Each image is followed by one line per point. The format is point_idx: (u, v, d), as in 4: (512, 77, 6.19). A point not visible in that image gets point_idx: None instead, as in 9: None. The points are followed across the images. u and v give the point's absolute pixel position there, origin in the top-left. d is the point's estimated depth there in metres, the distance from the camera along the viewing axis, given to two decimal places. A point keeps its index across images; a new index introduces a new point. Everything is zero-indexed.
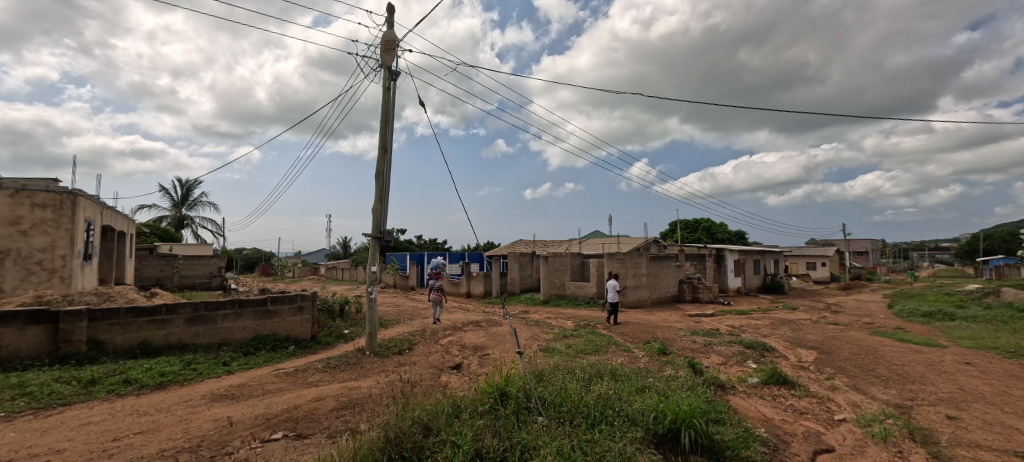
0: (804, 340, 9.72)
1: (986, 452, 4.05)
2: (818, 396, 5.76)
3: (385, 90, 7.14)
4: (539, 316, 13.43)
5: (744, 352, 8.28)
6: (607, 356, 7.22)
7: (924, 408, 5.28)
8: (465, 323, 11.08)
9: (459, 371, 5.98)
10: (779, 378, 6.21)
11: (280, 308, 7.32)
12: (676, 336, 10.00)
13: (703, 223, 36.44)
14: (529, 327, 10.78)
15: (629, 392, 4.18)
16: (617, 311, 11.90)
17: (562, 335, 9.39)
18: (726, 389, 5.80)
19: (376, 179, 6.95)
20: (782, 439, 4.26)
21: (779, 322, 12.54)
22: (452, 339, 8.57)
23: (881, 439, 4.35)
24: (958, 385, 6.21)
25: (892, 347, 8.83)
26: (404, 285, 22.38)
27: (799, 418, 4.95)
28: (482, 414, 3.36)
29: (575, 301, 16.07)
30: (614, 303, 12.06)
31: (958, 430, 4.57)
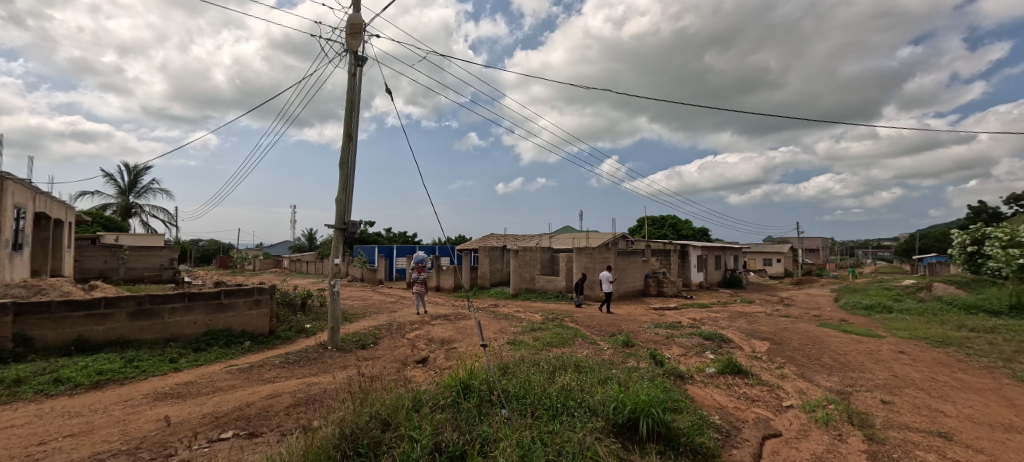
0: (758, 332, 10.26)
1: (914, 433, 4.40)
2: (769, 384, 6.08)
3: (350, 75, 6.88)
4: (509, 309, 13.50)
5: (703, 343, 8.63)
6: (574, 348, 7.34)
7: (862, 394, 5.68)
8: (433, 317, 10.95)
9: (424, 365, 5.92)
10: (734, 367, 6.51)
11: (235, 301, 6.98)
12: (640, 328, 10.30)
13: (669, 219, 37.69)
14: (497, 320, 10.83)
15: (591, 383, 4.26)
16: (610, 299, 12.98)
17: (530, 328, 9.45)
18: (685, 378, 6.03)
19: (341, 168, 6.72)
20: (733, 425, 4.47)
21: (736, 315, 13.16)
22: (419, 333, 8.46)
23: (823, 424, 4.64)
24: (894, 372, 6.69)
25: (836, 338, 9.45)
26: (371, 279, 21.72)
27: (750, 405, 5.21)
28: (443, 408, 3.33)
29: (544, 296, 16.25)
30: (608, 292, 12.95)
31: (891, 414, 4.95)
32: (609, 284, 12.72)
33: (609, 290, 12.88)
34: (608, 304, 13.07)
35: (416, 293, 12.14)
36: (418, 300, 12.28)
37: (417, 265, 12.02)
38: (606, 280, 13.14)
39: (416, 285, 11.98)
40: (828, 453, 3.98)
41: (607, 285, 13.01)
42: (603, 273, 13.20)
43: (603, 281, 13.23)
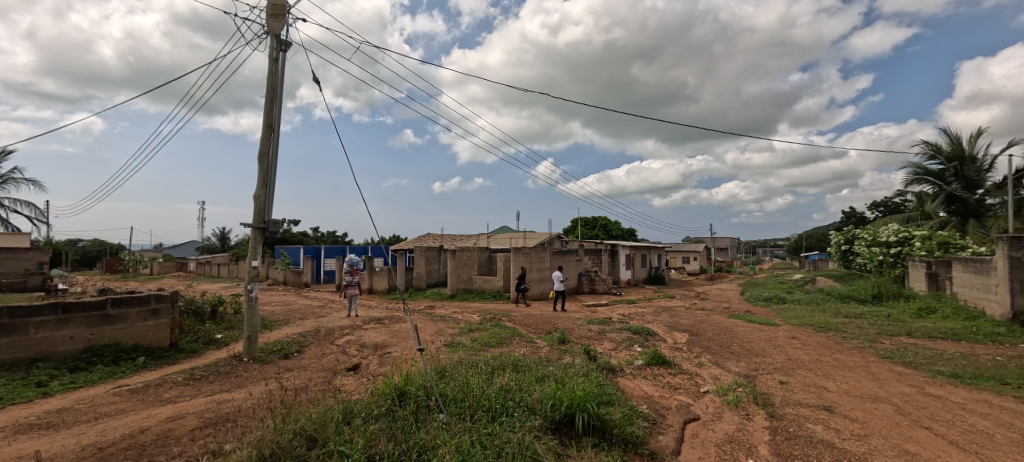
0: (678, 324, 11.11)
1: (805, 408, 5.00)
2: (689, 372, 6.59)
3: (271, 60, 6.31)
4: (446, 310, 13.26)
5: (631, 337, 9.14)
6: (511, 347, 7.39)
7: (765, 376, 6.37)
8: (365, 321, 10.43)
9: (355, 372, 5.60)
10: (658, 359, 6.96)
11: (126, 311, 6.08)
12: (574, 325, 10.65)
13: (600, 220, 39.59)
14: (433, 322, 10.60)
15: (529, 381, 4.30)
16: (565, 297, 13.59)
17: (468, 329, 9.36)
18: (616, 371, 6.33)
19: (259, 161, 6.13)
20: (659, 413, 4.78)
21: (660, 309, 14.16)
22: (350, 338, 8.00)
23: (734, 405, 5.13)
24: (789, 356, 7.59)
25: (743, 327, 10.54)
26: (295, 282, 20.17)
27: (674, 393, 5.60)
28: (377, 418, 3.15)
29: (482, 296, 16.22)
30: (561, 291, 13.45)
31: (787, 392, 5.60)
32: (563, 283, 13.08)
33: (561, 289, 13.35)
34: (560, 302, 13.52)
35: (349, 297, 11.53)
36: (350, 303, 11.64)
37: (349, 267, 11.31)
38: (557, 279, 13.57)
39: (347, 288, 11.36)
40: (738, 432, 4.39)
41: (558, 285, 13.45)
42: (555, 273, 13.70)
43: (554, 281, 13.71)
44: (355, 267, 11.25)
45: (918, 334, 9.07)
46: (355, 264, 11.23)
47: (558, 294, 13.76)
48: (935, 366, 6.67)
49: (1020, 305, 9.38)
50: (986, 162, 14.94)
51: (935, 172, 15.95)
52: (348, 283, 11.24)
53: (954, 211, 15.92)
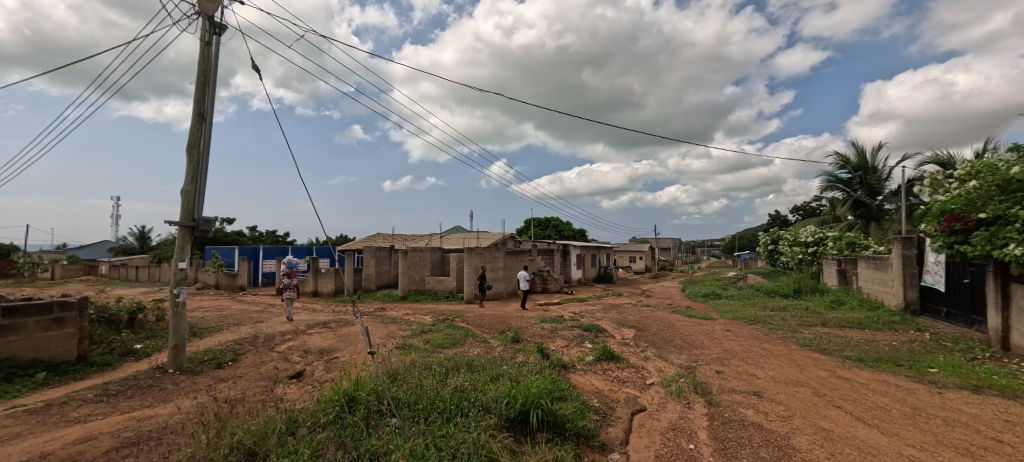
0: (626, 321, 11.59)
1: (738, 394, 5.42)
2: (636, 366, 6.90)
3: (203, 44, 5.81)
4: (397, 313, 12.92)
5: (582, 334, 9.41)
6: (465, 348, 7.34)
7: (704, 367, 6.81)
8: (309, 325, 9.91)
9: (298, 380, 5.30)
10: (608, 354, 7.23)
11: (22, 321, 5.34)
12: (527, 324, 10.77)
13: (553, 221, 40.40)
14: (384, 325, 10.29)
15: (483, 381, 4.30)
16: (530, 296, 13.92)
17: (419, 330, 9.17)
18: (568, 368, 6.48)
19: (188, 153, 5.64)
20: (609, 405, 4.97)
21: (609, 307, 14.70)
22: (292, 344, 7.57)
23: (676, 395, 5.44)
24: (724, 347, 8.17)
25: (684, 322, 11.20)
26: (230, 286, 18.71)
27: (622, 386, 5.84)
28: (324, 426, 3.01)
29: (434, 297, 15.96)
30: (527, 290, 13.83)
31: (722, 381, 6.04)
32: (528, 282, 13.49)
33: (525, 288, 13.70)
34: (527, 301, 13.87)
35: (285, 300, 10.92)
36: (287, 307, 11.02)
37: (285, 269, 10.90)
38: (523, 279, 13.93)
39: (284, 291, 10.77)
40: (680, 420, 4.66)
41: (523, 284, 13.81)
42: (521, 273, 14.00)
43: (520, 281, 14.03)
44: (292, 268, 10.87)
45: (831, 324, 10.12)
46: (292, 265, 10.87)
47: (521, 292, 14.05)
48: (845, 352, 7.48)
49: (911, 296, 10.75)
50: (885, 172, 16.94)
51: (845, 180, 17.78)
52: (286, 285, 10.69)
53: (860, 215, 17.95)
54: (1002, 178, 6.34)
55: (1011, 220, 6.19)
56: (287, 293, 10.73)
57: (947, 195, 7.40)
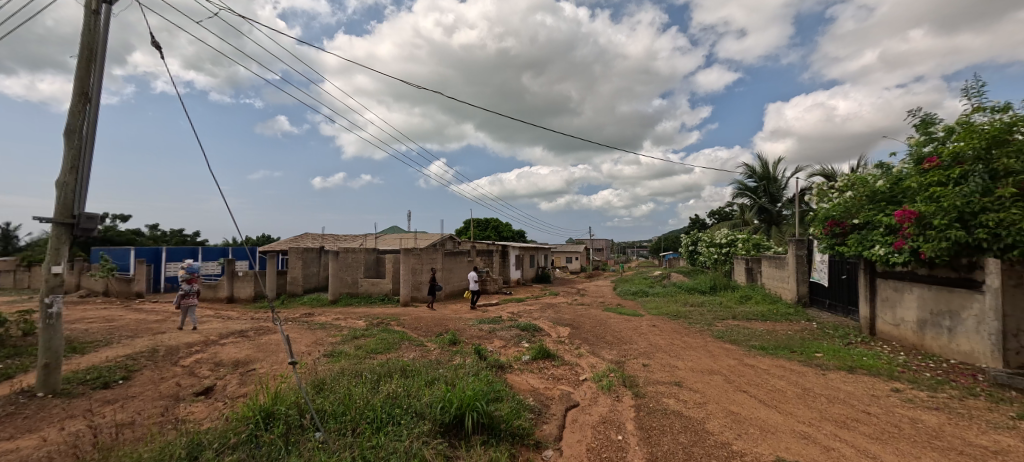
0: (562, 319, 11.95)
1: (662, 385, 5.80)
2: (570, 363, 7.12)
3: (88, 12, 5.00)
4: (326, 318, 12.18)
5: (520, 334, 9.53)
6: (400, 353, 7.09)
7: (632, 361, 7.21)
8: (223, 335, 8.98)
9: (208, 396, 4.77)
10: (544, 352, 7.39)
11: None
12: (465, 325, 10.68)
13: (492, 222, 40.57)
14: (311, 331, 9.63)
15: (417, 386, 4.17)
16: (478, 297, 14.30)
17: (351, 336, 8.70)
18: (504, 368, 6.53)
19: (66, 139, 4.84)
20: (543, 403, 5.07)
21: (546, 306, 15.06)
22: (202, 357, 6.82)
23: (607, 389, 5.69)
24: (650, 342, 8.72)
25: (615, 319, 11.79)
26: (123, 292, 16.41)
27: (556, 384, 6.00)
28: (234, 447, 2.74)
29: (368, 300, 15.27)
30: (476, 290, 14.21)
31: (649, 373, 6.43)
32: (478, 283, 13.91)
33: (475, 289, 14.25)
34: (476, 301, 14.27)
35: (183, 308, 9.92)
36: (185, 316, 10.02)
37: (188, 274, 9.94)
38: (472, 279, 14.40)
39: (181, 298, 9.74)
40: (610, 413, 4.88)
41: (473, 285, 14.24)
42: (470, 274, 14.45)
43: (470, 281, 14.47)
44: (194, 274, 9.89)
45: (740, 317, 11.25)
46: (196, 271, 9.90)
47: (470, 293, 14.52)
48: (750, 342, 8.35)
49: (802, 290, 12.29)
50: (784, 182, 19.19)
51: (752, 188, 19.84)
52: (183, 292, 9.67)
53: (763, 220, 20.05)
54: (871, 190, 7.46)
55: (877, 225, 7.31)
56: (183, 301, 9.69)
57: (830, 203, 8.55)
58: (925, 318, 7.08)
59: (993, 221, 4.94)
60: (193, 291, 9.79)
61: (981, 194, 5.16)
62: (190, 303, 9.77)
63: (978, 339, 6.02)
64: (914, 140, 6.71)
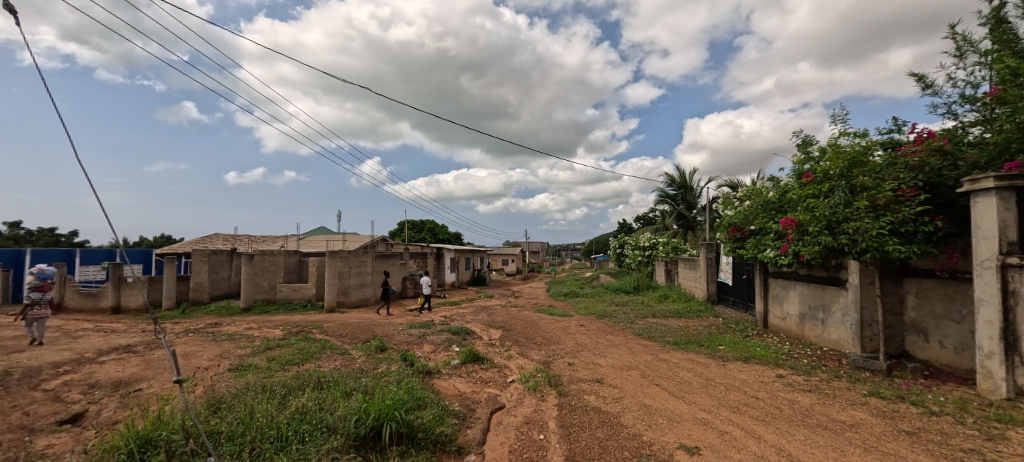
0: (494, 322, 12.00)
1: (585, 383, 6.05)
2: (499, 366, 7.17)
3: None
4: (236, 327, 11.07)
5: (451, 338, 9.40)
6: (319, 363, 6.63)
7: (558, 361, 7.44)
8: (102, 352, 7.75)
9: (76, 424, 4.10)
10: (473, 356, 7.36)
11: None
12: (394, 331, 10.30)
13: (427, 224, 39.79)
14: (216, 343, 8.68)
15: (333, 398, 3.94)
16: (431, 300, 14.36)
17: (264, 347, 7.95)
18: (432, 374, 6.39)
19: None
20: (469, 408, 5.04)
21: (480, 309, 15.04)
22: (72, 378, 5.82)
23: (533, 390, 5.82)
24: (576, 341, 9.07)
25: (546, 320, 12.10)
26: None
27: (484, 387, 6.00)
28: None
29: (287, 306, 14.12)
30: (428, 293, 14.22)
31: (573, 372, 6.69)
32: (429, 286, 14.02)
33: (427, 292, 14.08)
34: (428, 304, 14.48)
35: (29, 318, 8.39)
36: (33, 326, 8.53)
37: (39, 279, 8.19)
38: (426, 282, 14.09)
39: (29, 309, 8.25)
40: (534, 413, 4.99)
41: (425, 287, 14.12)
42: (424, 280, 14.11)
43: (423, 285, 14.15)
44: (47, 282, 8.25)
45: (658, 315, 12.13)
46: (49, 277, 8.25)
47: (426, 297, 14.43)
48: (665, 338, 9.04)
49: (711, 289, 13.56)
50: (699, 191, 21.03)
51: (672, 196, 21.49)
52: (32, 302, 8.20)
53: (681, 225, 21.93)
54: (764, 200, 8.46)
55: (769, 231, 8.31)
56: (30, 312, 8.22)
57: (733, 211, 9.56)
58: (805, 311, 8.17)
59: (852, 229, 5.82)
60: (46, 301, 8.36)
61: (843, 206, 6.05)
62: (41, 314, 8.35)
63: (843, 329, 7.06)
64: (797, 158, 7.72)
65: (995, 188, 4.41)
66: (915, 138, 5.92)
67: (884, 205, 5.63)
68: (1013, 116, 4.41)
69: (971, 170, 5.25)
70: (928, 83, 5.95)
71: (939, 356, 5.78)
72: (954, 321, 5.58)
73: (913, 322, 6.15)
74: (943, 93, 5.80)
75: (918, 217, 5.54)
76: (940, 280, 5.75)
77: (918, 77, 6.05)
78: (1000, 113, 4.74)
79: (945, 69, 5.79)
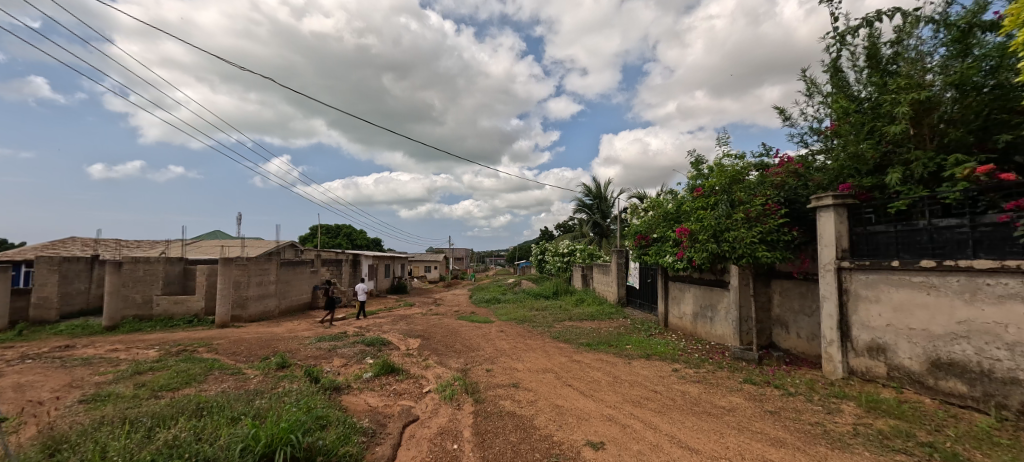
0: (413, 331, 11.60)
1: (501, 388, 6.10)
2: (415, 376, 6.94)
3: None
4: (96, 350, 9.31)
5: (364, 350, 8.89)
6: (203, 386, 5.83)
7: (476, 368, 7.42)
8: None
9: None
10: (388, 367, 7.03)
11: None
12: (300, 345, 9.45)
13: (343, 229, 37.52)
14: (66, 370, 7.20)
15: (214, 426, 3.49)
16: (365, 306, 14.48)
17: (131, 371, 6.78)
18: (340, 390, 5.97)
19: None
20: (379, 423, 4.78)
21: (399, 318, 14.46)
22: None
23: (449, 399, 5.71)
24: (496, 347, 9.13)
25: (466, 327, 12.03)
26: None
27: (398, 399, 5.76)
28: None
29: (166, 323, 12.20)
30: (364, 300, 14.38)
31: (491, 378, 6.71)
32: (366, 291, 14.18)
33: (363, 298, 14.30)
34: (364, 311, 14.64)
35: None
36: None
37: None
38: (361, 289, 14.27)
39: None
40: (449, 423, 4.90)
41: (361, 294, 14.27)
42: (360, 285, 14.26)
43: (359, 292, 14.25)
44: None
45: (575, 318, 12.74)
46: None
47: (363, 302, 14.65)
48: (579, 340, 9.51)
49: (622, 293, 14.62)
50: (612, 201, 22.51)
51: (588, 205, 22.73)
52: None
53: (596, 233, 23.27)
54: (664, 210, 9.30)
55: (668, 239, 9.18)
56: None
57: (639, 220, 10.42)
58: (697, 310, 9.17)
59: (732, 237, 6.66)
60: None
61: (725, 218, 6.89)
62: None
63: (726, 325, 8.06)
64: (690, 174, 8.66)
65: (833, 205, 5.37)
66: (778, 161, 7.00)
67: (755, 217, 6.54)
68: (845, 148, 5.44)
69: (817, 189, 6.34)
70: (787, 116, 7.09)
71: (797, 345, 6.83)
72: (806, 315, 6.65)
73: (778, 316, 7.21)
74: (797, 125, 6.93)
75: (780, 228, 6.52)
76: (797, 281, 6.82)
77: (779, 111, 7.19)
78: (837, 144, 5.78)
79: (799, 105, 6.95)
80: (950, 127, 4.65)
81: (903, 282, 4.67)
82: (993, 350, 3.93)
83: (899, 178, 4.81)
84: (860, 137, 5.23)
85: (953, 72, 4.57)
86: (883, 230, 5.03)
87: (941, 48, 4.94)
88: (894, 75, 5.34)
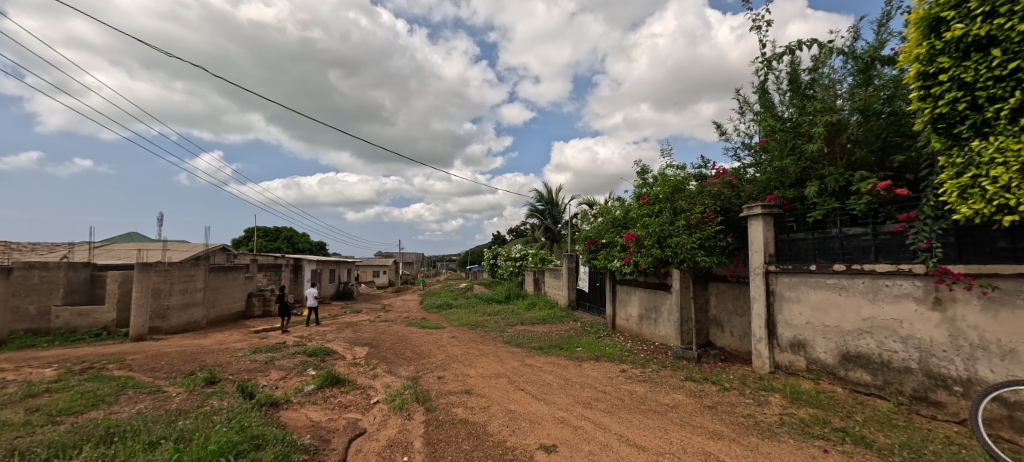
0: (360, 339, 11.13)
1: (453, 396, 6.02)
2: (362, 386, 6.67)
3: None
4: None
5: (306, 361, 8.39)
6: (114, 408, 5.21)
7: (427, 375, 7.25)
8: None
9: None
10: (332, 378, 6.69)
11: None
12: (232, 358, 8.74)
13: (283, 232, 35.33)
14: None
15: (129, 454, 3.13)
16: (314, 312, 13.74)
17: (23, 395, 5.91)
18: (279, 405, 5.59)
19: None
20: (323, 439, 4.54)
21: (344, 326, 13.82)
22: None
23: (399, 409, 5.54)
24: (447, 353, 9.00)
25: (416, 334, 11.74)
26: None
27: (343, 412, 5.49)
28: None
29: (69, 337, 10.79)
30: (313, 306, 13.57)
31: (442, 386, 6.59)
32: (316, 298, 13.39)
33: (314, 304, 13.50)
34: (313, 317, 13.87)
35: None
36: None
37: None
38: (309, 295, 13.50)
39: None
40: (398, 434, 4.76)
41: (309, 300, 13.45)
42: (309, 291, 13.50)
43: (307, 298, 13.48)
44: None
45: (526, 322, 12.86)
46: None
47: (312, 308, 13.96)
48: (531, 344, 9.61)
49: (572, 296, 14.98)
50: (563, 207, 23.00)
51: (540, 210, 23.07)
52: None
53: (548, 237, 23.67)
54: (613, 217, 9.63)
55: (616, 244, 9.54)
56: None
57: (589, 226, 10.75)
58: (642, 312, 9.61)
59: (674, 243, 7.04)
60: None
61: (669, 224, 7.28)
62: None
63: (669, 326, 8.52)
64: (637, 182, 9.08)
65: (762, 214, 5.87)
66: (715, 173, 7.53)
67: (695, 224, 6.99)
68: (772, 162, 5.98)
69: (748, 199, 6.89)
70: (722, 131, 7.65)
71: (731, 343, 7.36)
72: (739, 315, 7.19)
73: (714, 317, 7.74)
74: (731, 140, 7.50)
75: (716, 235, 7.02)
76: (731, 283, 7.36)
77: (716, 126, 7.74)
78: (765, 159, 6.33)
79: (733, 121, 7.53)
80: (856, 147, 5.27)
81: (820, 284, 5.20)
82: (891, 343, 4.46)
83: (816, 191, 5.36)
84: (784, 153, 5.79)
85: (858, 98, 5.19)
86: (803, 237, 5.56)
87: (848, 77, 5.59)
88: (811, 98, 5.96)
